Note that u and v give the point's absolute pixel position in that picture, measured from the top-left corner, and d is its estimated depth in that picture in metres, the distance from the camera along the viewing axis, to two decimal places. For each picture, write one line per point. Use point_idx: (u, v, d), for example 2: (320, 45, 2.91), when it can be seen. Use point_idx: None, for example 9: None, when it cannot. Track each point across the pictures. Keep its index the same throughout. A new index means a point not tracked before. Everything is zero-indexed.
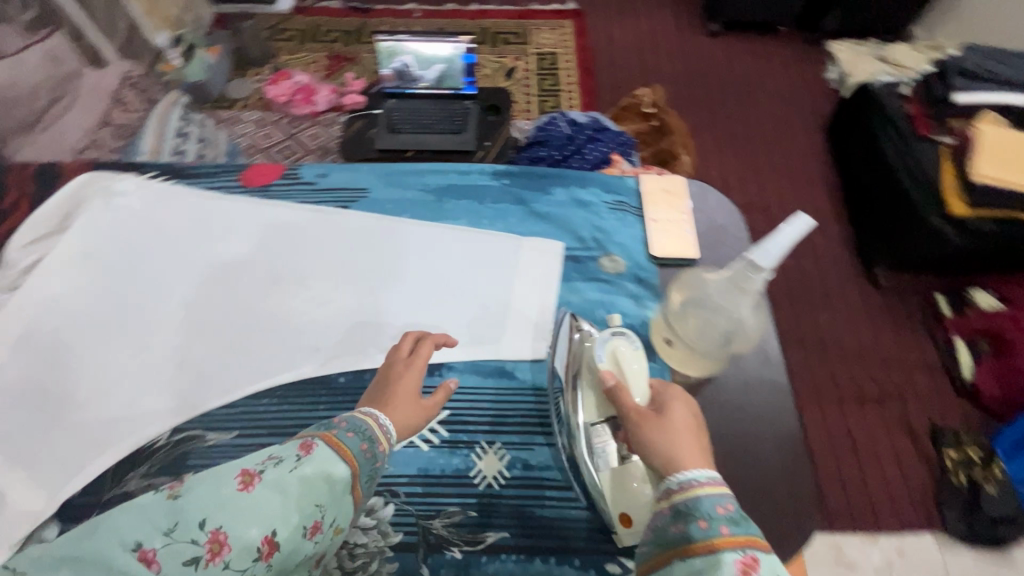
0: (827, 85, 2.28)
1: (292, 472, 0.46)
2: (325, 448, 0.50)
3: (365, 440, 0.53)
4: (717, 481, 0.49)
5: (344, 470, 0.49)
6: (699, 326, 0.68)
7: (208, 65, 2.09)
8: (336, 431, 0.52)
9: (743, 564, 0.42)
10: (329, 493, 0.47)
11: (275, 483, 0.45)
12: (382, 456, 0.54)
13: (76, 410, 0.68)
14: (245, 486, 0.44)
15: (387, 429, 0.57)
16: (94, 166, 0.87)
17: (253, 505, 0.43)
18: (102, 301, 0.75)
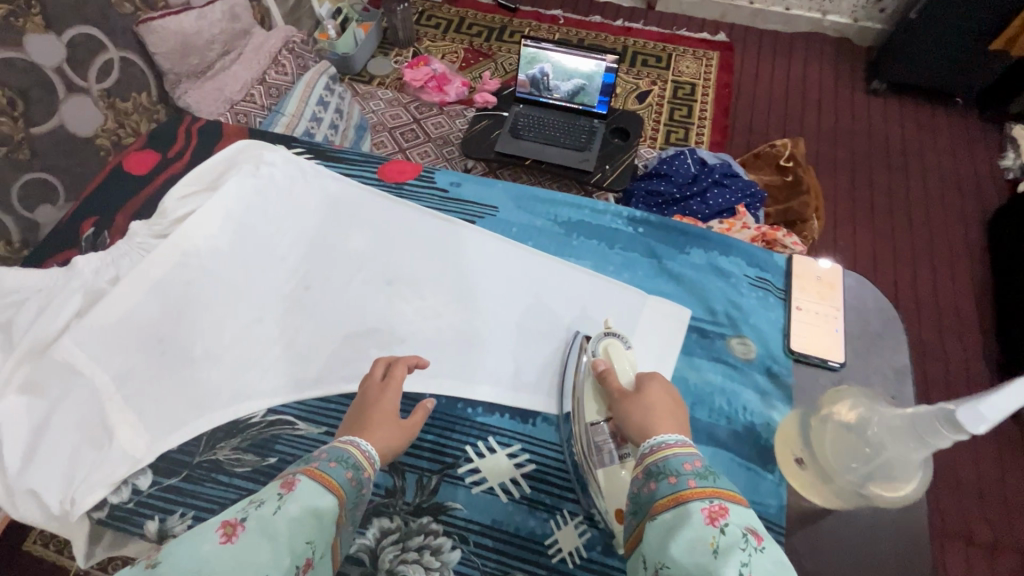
0: (1003, 173, 1.98)
1: (280, 512, 0.44)
2: (307, 483, 0.47)
3: (348, 468, 0.51)
4: (685, 441, 0.51)
5: (331, 501, 0.47)
6: (840, 446, 0.56)
7: (358, 41, 2.22)
8: (317, 464, 0.50)
9: (708, 513, 0.43)
10: (318, 529, 0.45)
11: (261, 529, 0.42)
12: (364, 484, 0.52)
13: (190, 366, 0.71)
14: (227, 539, 0.41)
15: (365, 450, 0.55)
16: (253, 133, 0.91)
17: (243, 560, 0.40)
18: (234, 267, 0.79)
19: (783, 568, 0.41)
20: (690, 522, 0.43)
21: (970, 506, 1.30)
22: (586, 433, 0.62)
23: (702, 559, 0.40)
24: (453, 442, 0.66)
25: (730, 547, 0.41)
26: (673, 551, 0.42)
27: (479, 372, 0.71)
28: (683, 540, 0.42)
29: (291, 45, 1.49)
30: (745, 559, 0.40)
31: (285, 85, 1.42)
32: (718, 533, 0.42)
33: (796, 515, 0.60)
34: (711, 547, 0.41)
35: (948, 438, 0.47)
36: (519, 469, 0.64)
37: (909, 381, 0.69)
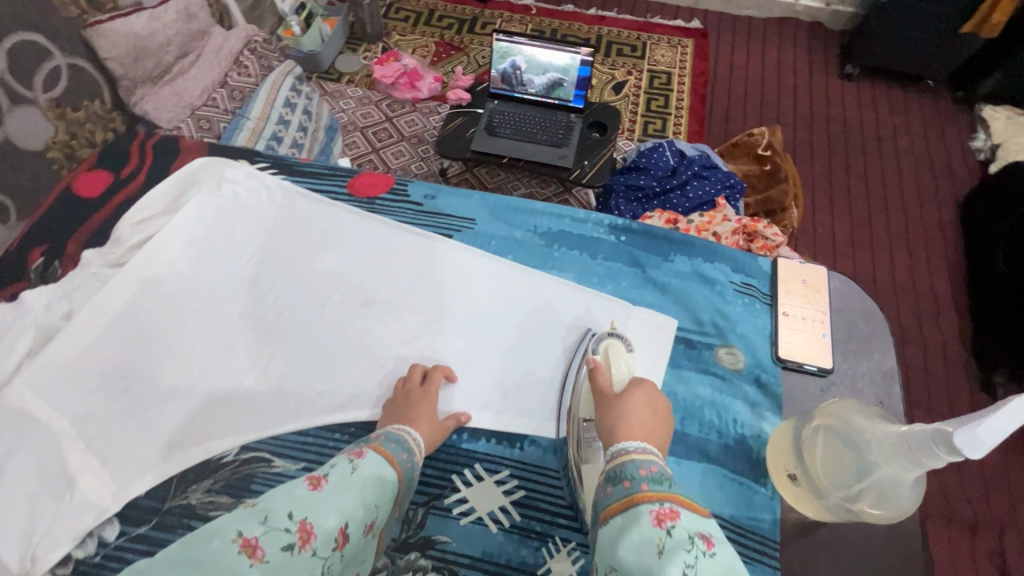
0: (974, 155, 2.00)
1: (354, 471, 0.51)
2: (375, 455, 0.54)
3: (404, 450, 0.58)
4: (645, 449, 0.51)
5: (392, 473, 0.54)
6: (830, 461, 0.56)
7: (323, 37, 2.17)
8: (378, 441, 0.57)
9: (656, 516, 0.44)
10: (382, 494, 0.52)
11: (341, 482, 0.50)
12: (415, 467, 0.58)
13: (158, 403, 0.67)
14: (314, 486, 0.49)
15: (414, 439, 0.60)
16: (212, 148, 0.86)
17: (330, 502, 0.48)
18: (198, 294, 0.74)
19: (734, 570, 0.42)
20: (637, 524, 0.44)
21: (949, 485, 1.34)
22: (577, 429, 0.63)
23: (647, 559, 0.42)
24: (439, 472, 0.64)
25: (675, 547, 0.42)
26: (622, 552, 0.43)
27: (463, 395, 0.68)
28: (630, 542, 0.44)
29: (252, 46, 1.40)
30: (690, 560, 0.41)
31: (249, 87, 1.34)
32: (664, 535, 0.43)
33: (789, 528, 0.60)
34: (655, 548, 0.42)
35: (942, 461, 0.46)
36: (508, 497, 0.62)
37: (897, 384, 0.68)
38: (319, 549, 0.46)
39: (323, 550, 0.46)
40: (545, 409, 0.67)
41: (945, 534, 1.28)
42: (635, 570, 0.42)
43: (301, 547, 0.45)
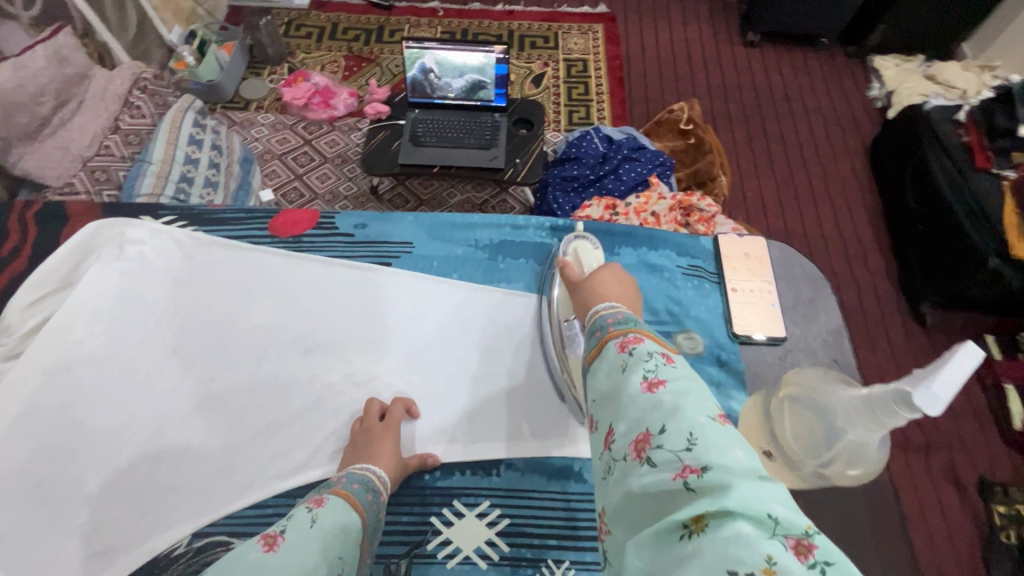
0: (872, 104, 2.15)
1: (315, 520, 0.46)
2: (336, 500, 0.49)
3: (368, 491, 0.53)
4: (615, 305, 0.47)
5: (357, 519, 0.49)
6: (801, 431, 0.56)
7: (222, 65, 2.03)
8: (340, 486, 0.53)
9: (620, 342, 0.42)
10: (347, 546, 0.46)
11: (301, 538, 0.44)
12: (380, 511, 0.54)
13: (85, 506, 0.60)
14: (269, 547, 0.42)
15: (379, 477, 0.57)
16: (108, 208, 0.77)
17: (290, 561, 0.41)
18: (119, 375, 0.66)
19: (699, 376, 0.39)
20: (605, 356, 0.42)
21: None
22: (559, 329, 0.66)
23: (614, 378, 0.40)
24: (416, 518, 0.60)
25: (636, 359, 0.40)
26: (595, 378, 0.42)
27: (430, 432, 0.65)
28: (600, 375, 0.42)
29: (142, 83, 1.29)
30: (650, 368, 0.39)
31: (145, 127, 1.24)
32: (627, 355, 0.41)
33: None
34: (620, 366, 0.41)
35: (904, 418, 0.46)
36: (493, 528, 0.59)
37: (846, 341, 0.71)
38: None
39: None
40: (515, 427, 0.65)
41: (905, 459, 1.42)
42: (608, 392, 0.41)
43: None
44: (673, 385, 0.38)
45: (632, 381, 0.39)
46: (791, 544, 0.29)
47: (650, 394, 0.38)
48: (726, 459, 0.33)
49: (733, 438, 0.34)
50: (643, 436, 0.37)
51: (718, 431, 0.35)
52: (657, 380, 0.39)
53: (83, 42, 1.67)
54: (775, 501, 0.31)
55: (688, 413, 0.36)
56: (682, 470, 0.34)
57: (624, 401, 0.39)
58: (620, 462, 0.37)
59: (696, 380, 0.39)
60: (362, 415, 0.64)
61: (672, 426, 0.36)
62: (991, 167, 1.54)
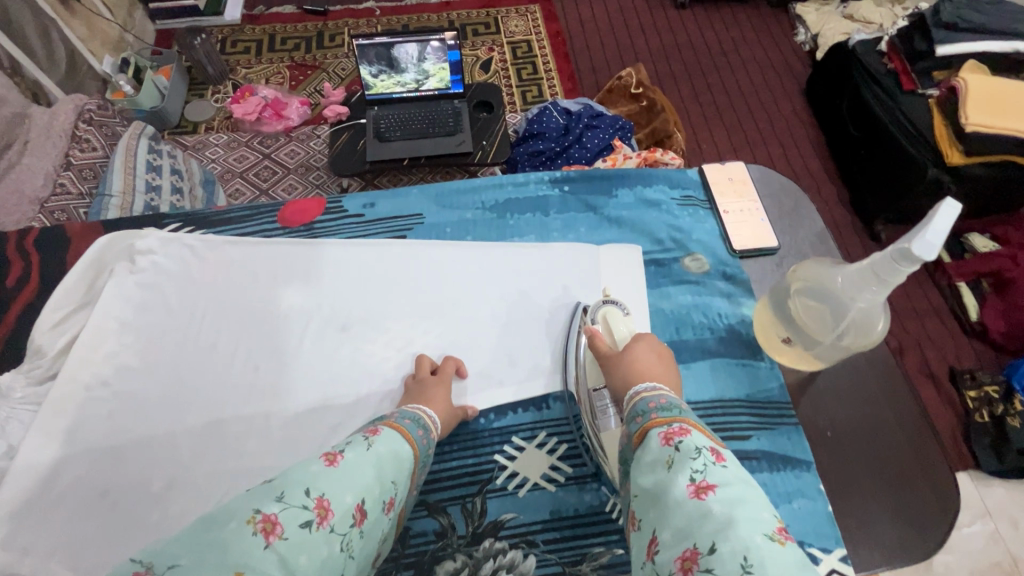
0: (800, 49, 2.30)
1: (369, 448, 0.52)
2: (389, 433, 0.55)
3: (419, 426, 0.58)
4: (655, 386, 0.54)
5: (408, 449, 0.55)
6: (813, 317, 0.62)
7: (163, 89, 1.98)
8: (393, 420, 0.58)
9: (665, 434, 0.47)
10: (399, 471, 0.53)
11: (358, 457, 0.50)
12: (430, 443, 0.59)
13: (158, 505, 0.60)
14: (330, 462, 0.49)
15: (430, 416, 0.61)
16: (108, 224, 0.76)
17: (347, 474, 0.48)
18: (157, 380, 0.66)
19: (746, 479, 0.44)
20: (649, 447, 0.47)
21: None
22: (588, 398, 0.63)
23: (661, 476, 0.45)
24: (480, 457, 0.64)
25: (683, 458, 0.45)
26: (640, 474, 0.47)
27: (478, 382, 0.68)
28: (645, 466, 0.47)
29: (87, 116, 1.29)
30: (699, 469, 0.44)
31: (98, 161, 1.24)
32: (673, 450, 0.46)
33: (794, 386, 0.69)
34: (666, 463, 0.45)
35: (905, 272, 0.52)
36: (553, 455, 0.64)
37: (831, 241, 0.78)
38: (337, 525, 0.45)
39: (340, 526, 0.46)
40: (556, 364, 0.69)
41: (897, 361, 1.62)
42: (654, 490, 0.45)
43: (319, 524, 0.45)
44: (722, 492, 0.42)
45: (681, 485, 0.43)
46: None
47: (697, 500, 0.42)
48: None
49: (785, 564, 0.37)
50: (691, 552, 0.40)
51: (773, 560, 0.37)
52: (705, 484, 0.43)
53: (14, 81, 1.57)
54: None
55: (740, 531, 0.39)
56: None
57: (672, 508, 0.42)
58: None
59: (743, 485, 0.43)
60: (410, 374, 0.67)
61: (725, 546, 0.39)
62: (916, 88, 1.68)
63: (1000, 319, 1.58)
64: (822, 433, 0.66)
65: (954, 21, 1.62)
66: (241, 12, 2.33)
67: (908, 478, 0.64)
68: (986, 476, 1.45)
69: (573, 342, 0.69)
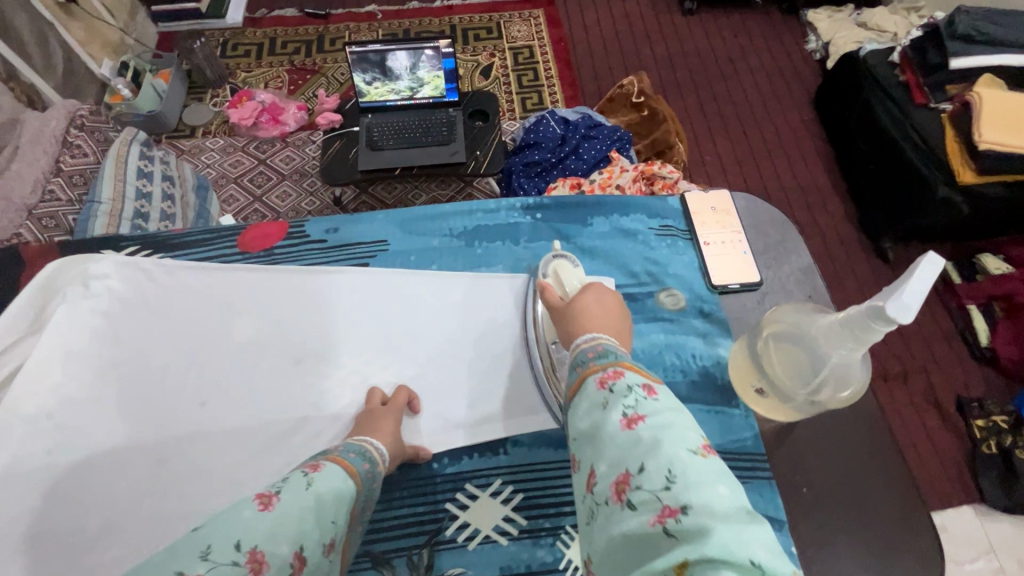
0: (811, 57, 2.23)
1: (310, 486, 0.48)
2: (332, 467, 0.51)
3: (365, 459, 0.55)
4: (594, 335, 0.52)
5: (352, 486, 0.51)
6: (788, 365, 0.58)
7: (161, 93, 1.98)
8: (336, 454, 0.54)
9: (600, 379, 0.48)
10: (340, 510, 0.49)
11: (296, 500, 0.46)
12: (377, 476, 0.55)
13: (91, 551, 0.58)
14: (265, 507, 0.45)
15: (377, 448, 0.57)
16: (65, 246, 0.74)
17: (283, 524, 0.44)
18: (102, 412, 0.64)
19: (676, 407, 0.45)
20: (586, 391, 0.48)
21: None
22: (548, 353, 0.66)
23: (596, 416, 0.46)
24: (430, 506, 0.60)
25: (616, 396, 0.46)
26: (578, 418, 0.47)
27: (433, 424, 0.65)
28: (583, 410, 0.47)
29: (79, 121, 1.26)
30: (630, 404, 0.45)
31: (90, 167, 1.21)
32: (607, 392, 0.46)
33: (769, 436, 0.64)
34: (601, 404, 0.46)
35: (882, 331, 0.48)
36: (508, 505, 0.60)
37: (817, 276, 0.74)
38: None
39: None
40: (517, 406, 0.65)
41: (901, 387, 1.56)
42: (590, 429, 0.46)
43: None
44: (651, 420, 0.43)
45: (613, 420, 0.44)
46: None
47: (629, 431, 0.43)
48: (703, 494, 0.38)
49: (708, 475, 0.39)
50: (623, 477, 0.41)
51: (695, 469, 0.39)
52: (636, 416, 0.44)
53: (10, 86, 1.55)
54: (756, 546, 0.35)
55: (666, 451, 0.41)
56: (662, 509, 0.38)
57: (606, 441, 0.44)
58: (604, 505, 0.42)
59: (674, 412, 0.44)
60: (359, 413, 0.64)
61: (652, 467, 0.40)
62: (928, 101, 1.60)
63: (1013, 345, 1.52)
64: (798, 491, 0.62)
65: (970, 34, 1.56)
66: (242, 14, 2.32)
67: (890, 542, 0.59)
68: (992, 511, 1.39)
69: (542, 383, 0.66)
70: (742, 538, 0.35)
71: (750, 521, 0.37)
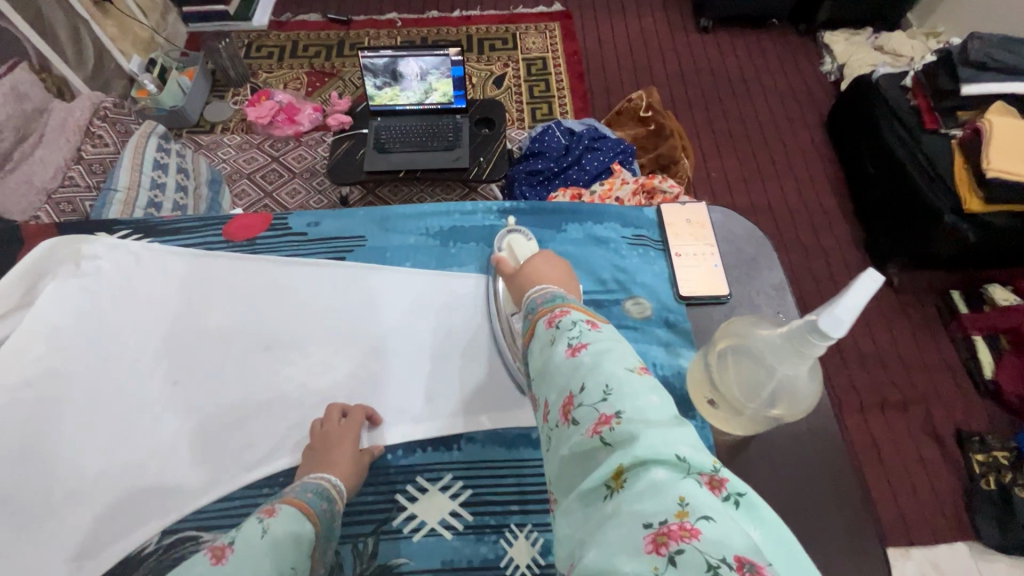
0: (826, 78, 2.21)
1: (265, 536, 0.48)
2: (289, 512, 0.51)
3: (322, 497, 0.55)
4: (544, 287, 0.56)
5: (309, 527, 0.51)
6: (743, 380, 0.57)
7: (185, 90, 2.06)
8: (293, 494, 0.54)
9: (548, 319, 0.50)
10: (299, 553, 0.49)
11: (248, 551, 0.46)
12: (338, 511, 0.56)
13: (51, 516, 0.60)
14: (218, 560, 0.45)
15: (335, 484, 0.58)
16: (62, 227, 0.79)
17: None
18: (79, 385, 0.67)
19: (618, 335, 0.47)
20: (536, 333, 0.50)
21: (858, 378, 1.57)
22: (506, 324, 0.69)
23: (544, 351, 0.48)
24: (381, 496, 0.62)
25: (562, 331, 0.48)
26: (531, 357, 0.49)
27: (390, 417, 0.66)
28: (535, 349, 0.49)
29: (102, 113, 1.33)
30: (574, 335, 0.47)
31: (108, 157, 1.27)
32: (554, 329, 0.49)
33: (724, 450, 0.64)
34: (549, 340, 0.48)
35: (820, 346, 0.48)
36: (456, 500, 0.61)
37: (788, 293, 0.74)
38: None
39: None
40: (476, 404, 0.67)
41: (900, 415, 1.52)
42: (541, 364, 0.48)
43: None
44: (592, 346, 0.45)
45: (559, 351, 0.47)
46: (706, 480, 0.37)
47: (573, 358, 0.45)
48: (636, 404, 0.40)
49: (642, 387, 0.42)
50: (568, 399, 0.44)
51: (630, 384, 0.42)
52: (579, 344, 0.46)
53: (42, 78, 1.61)
54: (681, 444, 0.38)
55: (605, 371, 0.43)
56: (602, 420, 0.41)
57: (553, 371, 0.46)
58: (555, 429, 0.44)
59: (614, 340, 0.46)
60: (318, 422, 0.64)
61: (592, 386, 0.43)
62: (939, 127, 1.59)
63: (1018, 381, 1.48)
64: None
65: (978, 59, 1.52)
66: (269, 18, 2.41)
67: (835, 561, 0.59)
68: (986, 549, 1.35)
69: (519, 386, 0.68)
70: (671, 440, 0.38)
71: (680, 426, 0.40)
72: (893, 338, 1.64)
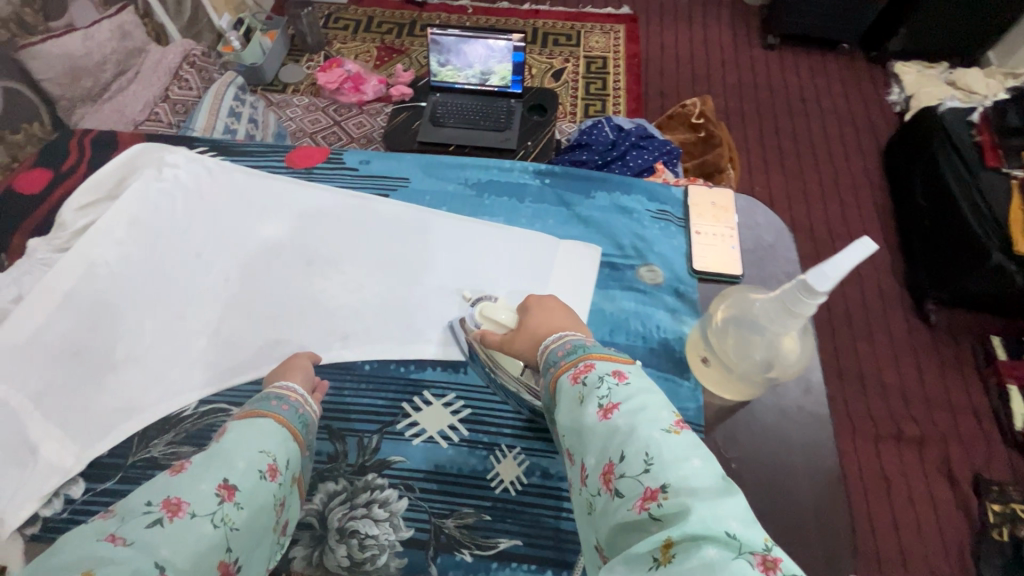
0: (891, 108, 2.16)
1: (216, 444, 0.52)
2: (236, 421, 0.54)
3: (271, 398, 0.58)
4: (562, 334, 0.57)
5: (268, 421, 0.55)
6: (738, 345, 0.64)
7: (264, 50, 2.20)
8: (247, 406, 0.57)
9: (573, 374, 0.50)
10: (263, 439, 0.53)
11: (206, 457, 0.50)
12: (300, 404, 0.59)
13: (111, 371, 0.70)
14: (177, 470, 0.49)
15: (290, 388, 0.61)
16: (150, 138, 0.89)
17: (199, 469, 0.49)
18: (146, 270, 0.77)
19: (649, 388, 0.48)
20: (561, 390, 0.51)
21: (876, 406, 1.51)
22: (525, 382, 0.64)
23: (574, 411, 0.48)
24: (390, 402, 0.68)
25: (590, 390, 0.48)
26: (559, 416, 0.50)
27: (407, 336, 0.73)
28: (563, 408, 0.50)
29: (191, 60, 1.40)
30: (603, 395, 0.47)
31: (191, 99, 1.33)
32: (581, 386, 0.49)
33: (712, 412, 0.67)
34: (577, 399, 0.48)
35: (811, 306, 0.54)
36: (455, 416, 0.67)
37: None
38: (198, 510, 0.46)
39: (204, 509, 0.46)
40: None
41: (917, 452, 1.44)
42: (571, 425, 0.48)
43: (175, 516, 0.45)
44: (625, 407, 0.45)
45: (591, 413, 0.47)
46: (757, 561, 0.36)
47: (606, 421, 0.46)
48: (677, 470, 0.41)
49: (679, 449, 0.42)
50: (608, 467, 0.44)
51: (669, 447, 0.42)
52: (610, 405, 0.46)
53: (144, 22, 1.79)
54: (732, 518, 0.38)
55: (642, 434, 0.43)
56: (645, 490, 0.41)
57: (588, 435, 0.46)
58: (597, 496, 0.44)
59: (646, 396, 0.47)
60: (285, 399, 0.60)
61: (632, 452, 0.43)
62: (1000, 165, 1.53)
63: None
64: (726, 465, 0.64)
65: None
66: None
67: (802, 530, 0.61)
68: None
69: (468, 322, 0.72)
70: (716, 510, 0.38)
71: (728, 492, 0.40)
72: (921, 374, 1.58)
